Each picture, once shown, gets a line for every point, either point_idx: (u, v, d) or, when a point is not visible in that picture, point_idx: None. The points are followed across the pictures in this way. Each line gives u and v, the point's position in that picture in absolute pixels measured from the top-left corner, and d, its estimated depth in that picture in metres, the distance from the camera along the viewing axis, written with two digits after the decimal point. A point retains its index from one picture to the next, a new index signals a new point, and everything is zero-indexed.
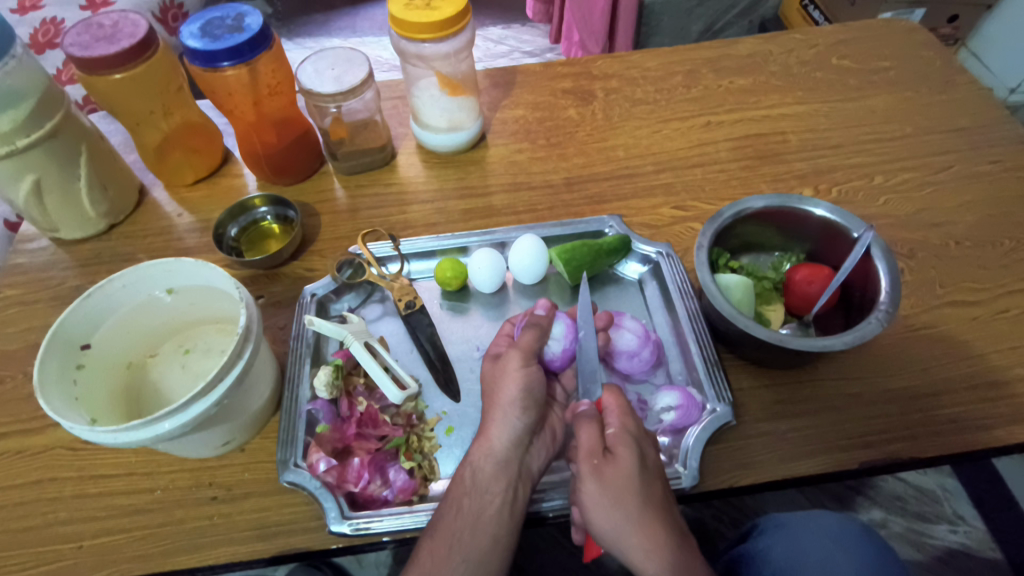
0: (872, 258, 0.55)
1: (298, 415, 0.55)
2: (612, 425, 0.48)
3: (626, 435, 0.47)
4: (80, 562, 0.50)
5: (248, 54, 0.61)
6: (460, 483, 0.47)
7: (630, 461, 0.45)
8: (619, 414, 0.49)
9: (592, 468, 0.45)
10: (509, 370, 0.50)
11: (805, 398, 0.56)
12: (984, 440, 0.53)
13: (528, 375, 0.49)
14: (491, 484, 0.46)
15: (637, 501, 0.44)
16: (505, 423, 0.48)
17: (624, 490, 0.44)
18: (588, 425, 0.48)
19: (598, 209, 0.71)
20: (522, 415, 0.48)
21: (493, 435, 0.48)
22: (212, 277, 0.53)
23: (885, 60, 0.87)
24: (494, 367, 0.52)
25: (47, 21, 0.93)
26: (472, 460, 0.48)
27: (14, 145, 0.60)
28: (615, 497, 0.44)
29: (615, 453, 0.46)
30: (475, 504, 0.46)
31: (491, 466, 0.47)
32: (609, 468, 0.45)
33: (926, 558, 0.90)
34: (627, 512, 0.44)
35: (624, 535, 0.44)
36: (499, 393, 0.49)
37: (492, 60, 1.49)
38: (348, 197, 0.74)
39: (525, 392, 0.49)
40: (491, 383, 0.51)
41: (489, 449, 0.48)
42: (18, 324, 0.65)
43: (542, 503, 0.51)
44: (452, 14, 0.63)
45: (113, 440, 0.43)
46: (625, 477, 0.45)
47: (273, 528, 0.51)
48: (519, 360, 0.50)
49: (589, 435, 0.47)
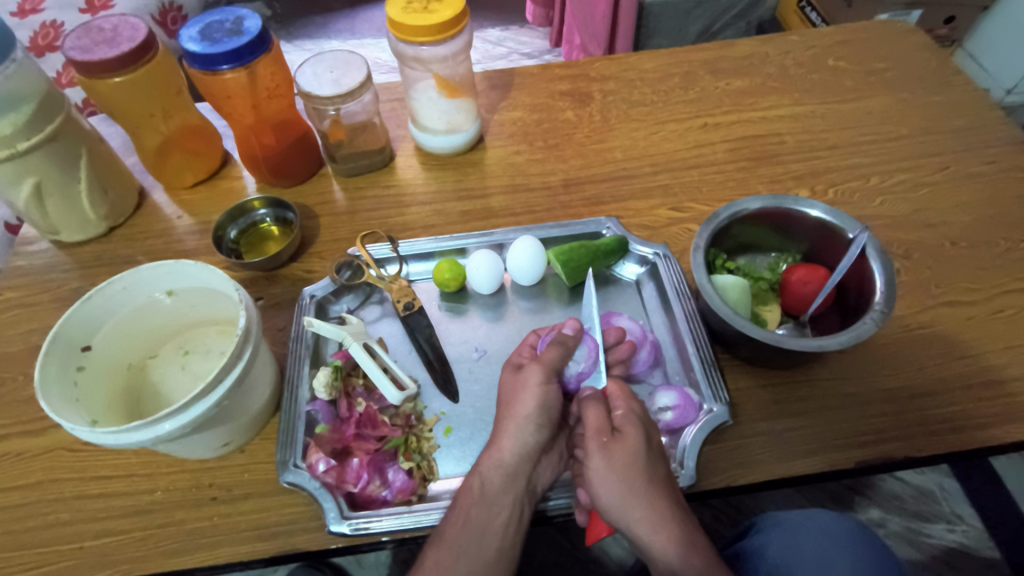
0: (867, 258, 0.55)
1: (297, 415, 0.55)
2: (618, 408, 0.49)
3: (633, 417, 0.48)
4: (81, 563, 0.51)
5: (247, 58, 0.62)
6: (468, 492, 0.47)
7: (637, 440, 0.46)
8: (624, 396, 0.50)
9: (600, 445, 0.46)
10: (529, 384, 0.49)
11: (803, 398, 0.57)
12: (979, 439, 0.54)
13: (548, 391, 0.49)
14: (500, 496, 0.47)
15: (644, 479, 0.45)
16: (517, 436, 0.48)
17: (631, 465, 0.45)
18: (594, 406, 0.49)
19: (596, 210, 0.72)
20: (535, 430, 0.49)
21: (504, 447, 0.48)
22: (212, 278, 0.53)
23: (881, 61, 0.87)
24: (512, 379, 0.51)
25: (46, 25, 0.93)
26: (481, 470, 0.48)
27: (15, 148, 0.60)
28: (621, 473, 0.45)
29: (623, 432, 0.47)
30: (482, 514, 0.46)
31: (500, 477, 0.47)
32: (617, 445, 0.46)
33: (924, 557, 0.90)
34: (632, 489, 0.44)
35: (628, 508, 0.44)
36: (515, 407, 0.49)
37: (491, 62, 1.49)
38: (347, 199, 0.75)
39: (541, 408, 0.49)
40: (508, 395, 0.50)
41: (499, 461, 0.48)
42: (20, 326, 0.66)
43: (548, 502, 0.51)
44: (450, 17, 0.64)
45: (113, 441, 0.44)
46: (632, 455, 0.45)
47: (273, 529, 0.51)
48: (541, 376, 0.49)
49: (595, 415, 0.48)
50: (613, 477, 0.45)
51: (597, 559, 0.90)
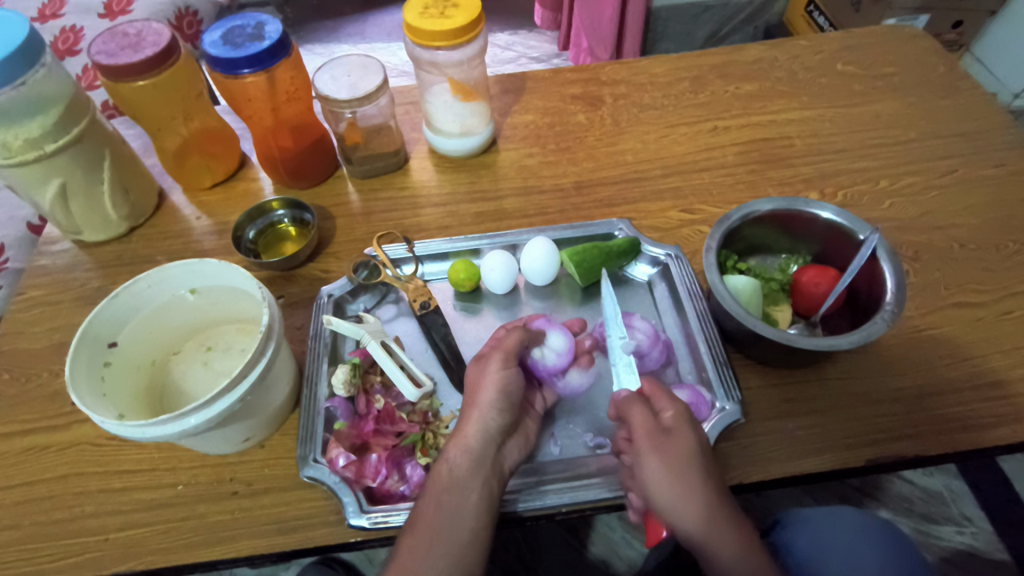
0: (878, 259, 0.56)
1: (317, 412, 0.56)
2: (664, 409, 0.50)
3: (682, 417, 0.50)
4: (106, 554, 0.52)
5: (268, 62, 0.63)
6: (436, 480, 0.49)
7: (688, 439, 0.48)
8: (667, 397, 0.51)
9: (654, 445, 0.48)
10: (488, 371, 0.52)
11: (813, 396, 0.58)
12: (988, 439, 0.54)
13: (507, 377, 0.52)
14: (467, 479, 0.48)
15: (697, 476, 0.47)
16: (479, 421, 0.50)
17: (687, 465, 0.47)
18: (639, 406, 0.50)
19: (607, 212, 0.73)
20: (498, 414, 0.51)
21: (469, 432, 0.50)
22: (235, 277, 0.55)
23: (890, 65, 0.88)
24: (474, 371, 0.53)
25: (66, 30, 0.95)
26: (447, 458, 0.50)
27: (43, 150, 0.62)
28: (677, 471, 0.47)
29: (674, 431, 0.49)
30: (453, 498, 0.47)
31: (468, 461, 0.49)
32: (672, 442, 0.48)
33: (933, 559, 0.90)
34: (690, 485, 0.47)
35: (687, 506, 0.46)
36: (477, 395, 0.51)
37: (500, 65, 1.51)
38: (361, 200, 0.76)
39: (501, 394, 0.51)
40: (470, 386, 0.53)
41: (465, 446, 0.50)
42: (43, 323, 0.67)
43: (518, 505, 0.51)
44: (464, 23, 0.65)
45: (141, 434, 0.45)
46: (685, 454, 0.48)
47: (293, 523, 0.52)
48: (501, 361, 0.53)
49: (642, 416, 0.49)
50: (671, 475, 0.47)
51: (605, 561, 0.91)
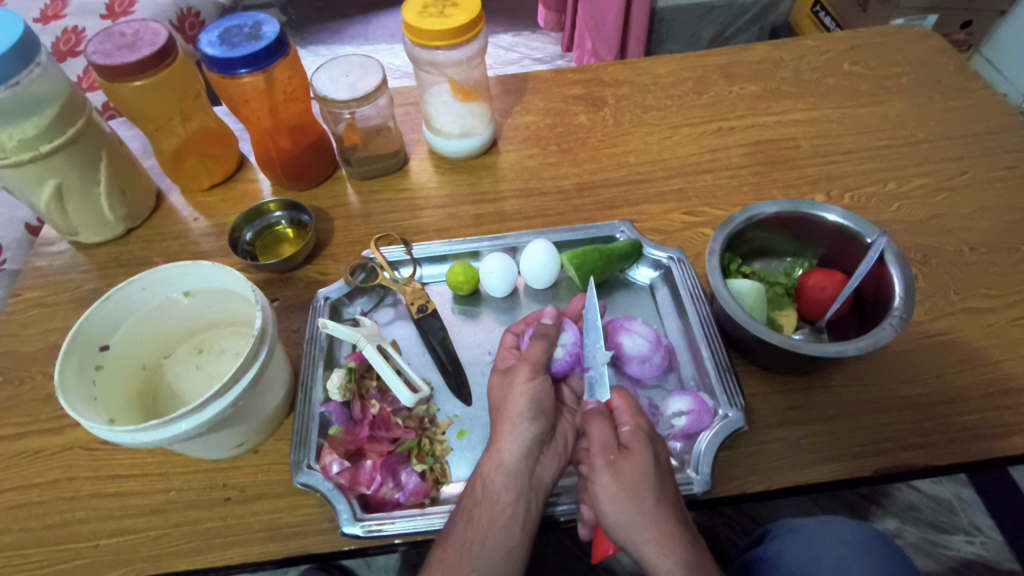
0: (886, 264, 0.54)
1: (311, 416, 0.55)
2: (626, 424, 0.48)
3: (641, 433, 0.47)
4: (96, 561, 0.51)
5: (265, 62, 0.62)
6: (471, 494, 0.47)
7: (645, 457, 0.45)
8: (630, 411, 0.48)
9: (607, 461, 0.45)
10: (517, 383, 0.50)
11: (818, 404, 0.56)
12: (999, 449, 0.53)
13: (535, 388, 0.50)
14: (501, 494, 0.46)
15: (651, 498, 0.43)
16: (514, 435, 0.48)
17: (641, 484, 0.44)
18: (600, 420, 0.47)
19: (609, 213, 0.72)
20: (531, 424, 0.49)
21: (503, 447, 0.48)
22: (228, 279, 0.54)
23: (898, 66, 0.86)
24: (502, 383, 0.52)
25: (68, 30, 0.95)
26: (482, 473, 0.48)
27: (37, 150, 0.61)
28: (632, 491, 0.43)
29: (631, 448, 0.46)
30: (486, 513, 0.46)
31: (502, 477, 0.47)
32: (626, 461, 0.45)
33: (940, 568, 0.89)
34: (642, 506, 0.43)
35: (638, 528, 0.42)
36: (508, 408, 0.50)
37: (504, 66, 1.50)
38: (360, 202, 0.75)
39: (532, 406, 0.49)
40: (499, 398, 0.51)
41: (499, 461, 0.48)
42: (38, 325, 0.67)
43: (557, 507, 0.51)
44: (464, 22, 0.64)
45: (130, 440, 0.44)
46: (640, 472, 0.44)
47: (285, 530, 0.51)
48: (528, 373, 0.51)
49: (601, 430, 0.47)
50: (623, 494, 0.43)
51: (608, 568, 0.89)
